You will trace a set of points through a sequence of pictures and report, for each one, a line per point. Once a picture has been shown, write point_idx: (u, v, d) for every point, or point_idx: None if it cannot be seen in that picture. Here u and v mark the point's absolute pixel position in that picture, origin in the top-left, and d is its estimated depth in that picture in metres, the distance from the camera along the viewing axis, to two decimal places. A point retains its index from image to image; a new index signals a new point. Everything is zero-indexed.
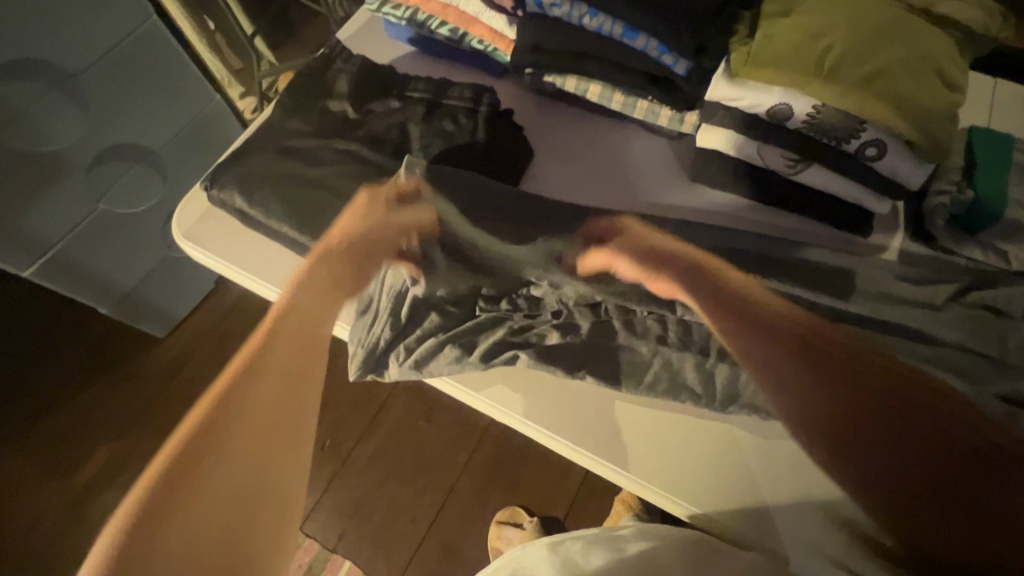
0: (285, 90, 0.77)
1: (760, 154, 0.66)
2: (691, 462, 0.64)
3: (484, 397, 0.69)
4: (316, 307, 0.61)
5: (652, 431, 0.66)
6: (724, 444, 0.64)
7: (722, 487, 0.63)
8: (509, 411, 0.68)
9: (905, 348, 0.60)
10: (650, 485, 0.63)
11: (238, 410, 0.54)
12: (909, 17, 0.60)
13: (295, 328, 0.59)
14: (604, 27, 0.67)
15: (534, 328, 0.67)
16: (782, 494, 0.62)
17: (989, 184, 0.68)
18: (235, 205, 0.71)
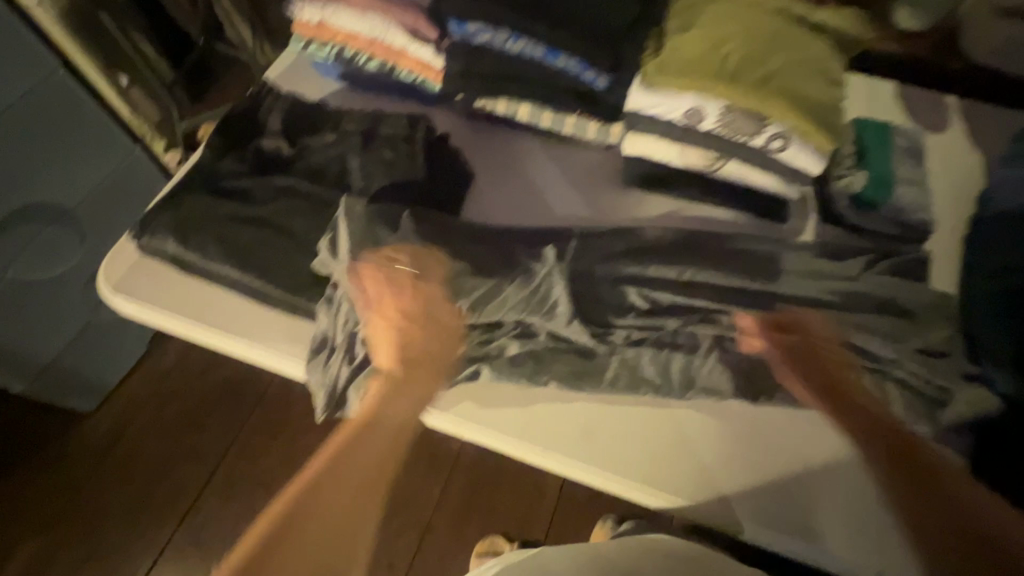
0: (214, 132, 0.77)
1: (683, 154, 0.71)
2: (654, 452, 0.66)
3: (451, 418, 0.67)
4: (405, 403, 0.65)
5: (618, 427, 0.67)
6: (681, 431, 0.67)
7: (687, 472, 0.65)
8: (479, 429, 0.66)
9: (837, 317, 0.69)
10: (621, 481, 0.64)
11: (329, 491, 0.62)
12: (789, 26, 0.67)
13: (399, 420, 0.65)
14: (526, 50, 0.69)
15: (494, 340, 0.68)
16: (743, 469, 0.65)
17: (878, 164, 0.77)
18: (169, 251, 0.69)
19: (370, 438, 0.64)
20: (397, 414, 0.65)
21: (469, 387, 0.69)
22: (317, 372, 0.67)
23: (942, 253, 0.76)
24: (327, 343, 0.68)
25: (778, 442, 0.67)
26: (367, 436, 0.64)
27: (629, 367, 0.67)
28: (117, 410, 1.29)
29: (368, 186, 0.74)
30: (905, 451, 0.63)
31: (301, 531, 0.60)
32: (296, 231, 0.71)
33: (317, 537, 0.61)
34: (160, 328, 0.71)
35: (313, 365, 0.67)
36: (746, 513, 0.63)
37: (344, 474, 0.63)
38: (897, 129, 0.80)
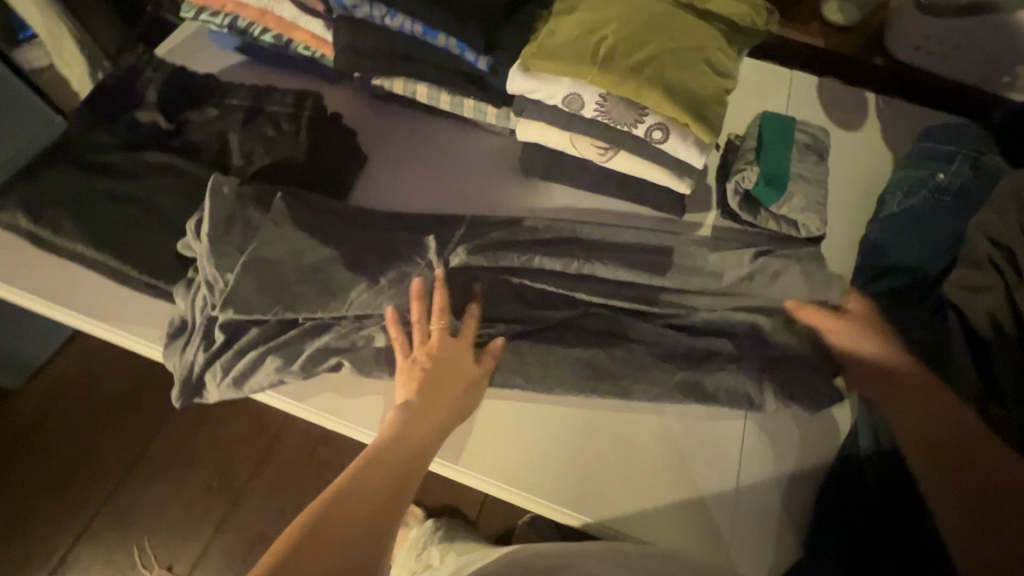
0: (87, 103, 0.73)
1: (572, 144, 0.69)
2: (524, 450, 0.64)
3: (315, 409, 0.65)
4: (428, 425, 0.56)
5: (507, 428, 0.65)
6: (554, 427, 0.65)
7: (554, 471, 0.63)
8: (343, 422, 0.64)
9: (718, 314, 0.66)
10: (498, 485, 0.62)
11: (352, 502, 0.47)
12: (674, 11, 0.64)
13: (416, 445, 0.54)
14: (405, 27, 0.66)
15: (362, 330, 0.63)
16: (621, 472, 0.63)
17: (775, 160, 0.73)
18: (24, 229, 0.66)
19: (393, 451, 0.53)
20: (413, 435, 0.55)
21: (337, 379, 0.66)
22: (173, 357, 0.64)
23: (835, 254, 0.76)
24: (186, 327, 0.65)
25: (665, 446, 0.65)
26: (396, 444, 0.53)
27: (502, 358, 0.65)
28: (42, 389, 1.30)
29: (248, 165, 0.72)
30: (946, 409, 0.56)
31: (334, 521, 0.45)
32: (165, 210, 0.68)
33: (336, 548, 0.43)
34: (18, 306, 0.69)
35: (171, 351, 0.64)
36: (624, 517, 0.61)
37: (355, 499, 0.47)
38: (803, 124, 0.78)
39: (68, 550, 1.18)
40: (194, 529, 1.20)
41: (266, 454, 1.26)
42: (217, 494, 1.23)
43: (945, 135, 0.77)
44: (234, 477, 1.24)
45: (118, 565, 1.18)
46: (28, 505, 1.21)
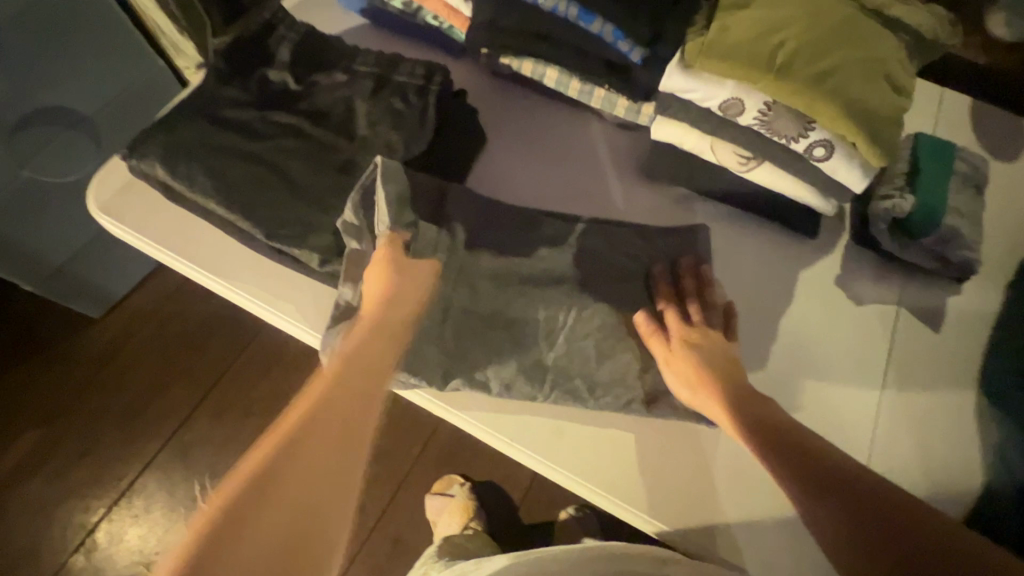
0: (219, 55, 0.72)
1: (713, 150, 0.64)
2: (644, 470, 0.63)
3: (472, 419, 0.65)
4: (382, 366, 0.56)
5: (666, 462, 0.64)
6: (670, 444, 0.64)
7: (674, 497, 0.62)
8: (498, 433, 0.64)
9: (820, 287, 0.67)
10: (648, 517, 0.61)
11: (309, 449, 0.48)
12: (859, 18, 0.58)
13: (374, 372, 0.55)
14: (559, 8, 0.62)
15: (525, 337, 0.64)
16: (767, 516, 0.61)
17: (932, 191, 0.67)
18: (157, 178, 0.68)
19: (355, 373, 0.54)
20: (361, 373, 0.55)
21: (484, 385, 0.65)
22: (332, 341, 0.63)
23: (976, 301, 0.70)
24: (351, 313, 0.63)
25: None
26: (351, 377, 0.54)
27: (616, 367, 0.63)
28: (120, 322, 1.35)
29: (372, 136, 0.70)
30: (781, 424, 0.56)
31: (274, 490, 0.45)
32: (292, 174, 0.67)
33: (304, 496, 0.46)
34: (143, 252, 0.70)
35: (332, 333, 0.62)
36: (768, 560, 0.60)
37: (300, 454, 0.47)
38: (963, 152, 0.71)
39: (135, 479, 1.25)
40: None
41: None
42: None
43: None
44: None
45: (180, 498, 1.24)
46: (103, 429, 1.28)
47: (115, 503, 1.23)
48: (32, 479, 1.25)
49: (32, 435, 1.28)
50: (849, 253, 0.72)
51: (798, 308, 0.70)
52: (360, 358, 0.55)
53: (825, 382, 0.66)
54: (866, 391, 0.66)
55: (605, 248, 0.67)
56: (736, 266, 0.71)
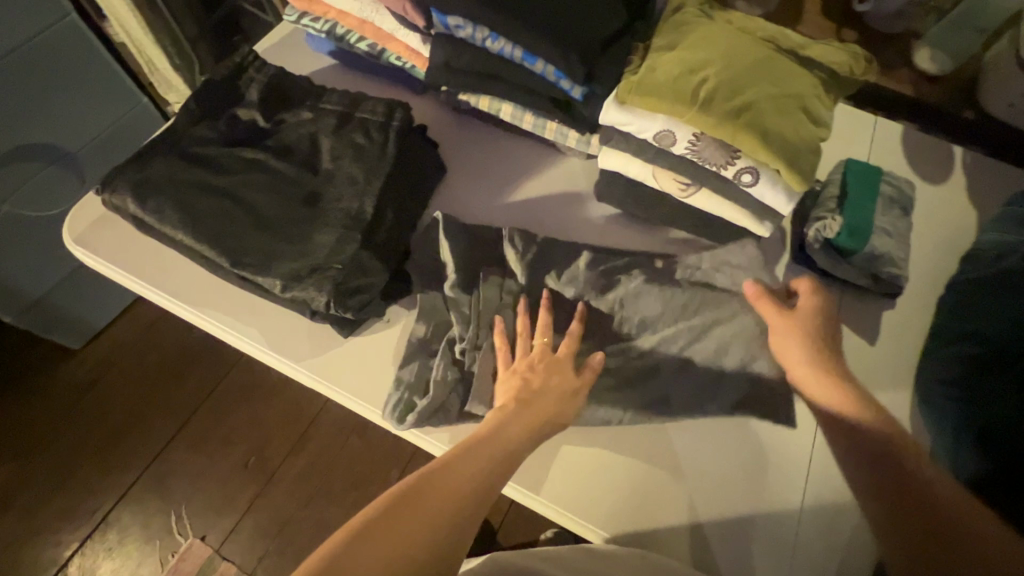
0: (192, 96, 0.77)
1: (655, 176, 0.69)
2: (597, 483, 0.65)
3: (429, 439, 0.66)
4: (516, 432, 0.57)
5: (618, 475, 0.66)
6: (623, 457, 0.67)
7: (627, 510, 0.64)
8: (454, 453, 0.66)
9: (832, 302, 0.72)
10: (600, 529, 0.63)
11: (444, 490, 0.50)
12: (775, 57, 0.64)
13: (510, 444, 0.56)
14: (505, 50, 0.68)
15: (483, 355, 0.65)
16: (716, 526, 0.63)
17: (859, 211, 0.72)
18: (128, 212, 0.71)
19: (495, 444, 0.55)
20: (509, 438, 0.56)
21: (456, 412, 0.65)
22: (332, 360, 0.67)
23: (908, 313, 0.74)
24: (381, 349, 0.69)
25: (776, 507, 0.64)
26: (494, 444, 0.55)
27: None
28: (100, 353, 1.37)
29: (336, 169, 0.74)
30: (909, 445, 0.55)
31: (411, 515, 0.47)
32: (257, 205, 0.71)
33: (424, 530, 0.47)
34: (116, 283, 0.73)
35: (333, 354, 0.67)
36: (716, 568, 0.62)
37: (438, 492, 0.49)
38: (889, 175, 0.77)
39: (109, 511, 1.24)
40: (230, 503, 1.25)
41: (302, 440, 1.29)
42: (253, 474, 1.27)
43: None
44: (269, 460, 1.28)
45: (155, 530, 1.23)
46: (76, 461, 1.27)
47: (88, 536, 1.22)
48: (3, 513, 1.24)
49: (5, 467, 1.27)
50: (788, 272, 0.77)
51: None
52: (502, 430, 0.56)
53: None
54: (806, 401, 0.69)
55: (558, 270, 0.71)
56: None
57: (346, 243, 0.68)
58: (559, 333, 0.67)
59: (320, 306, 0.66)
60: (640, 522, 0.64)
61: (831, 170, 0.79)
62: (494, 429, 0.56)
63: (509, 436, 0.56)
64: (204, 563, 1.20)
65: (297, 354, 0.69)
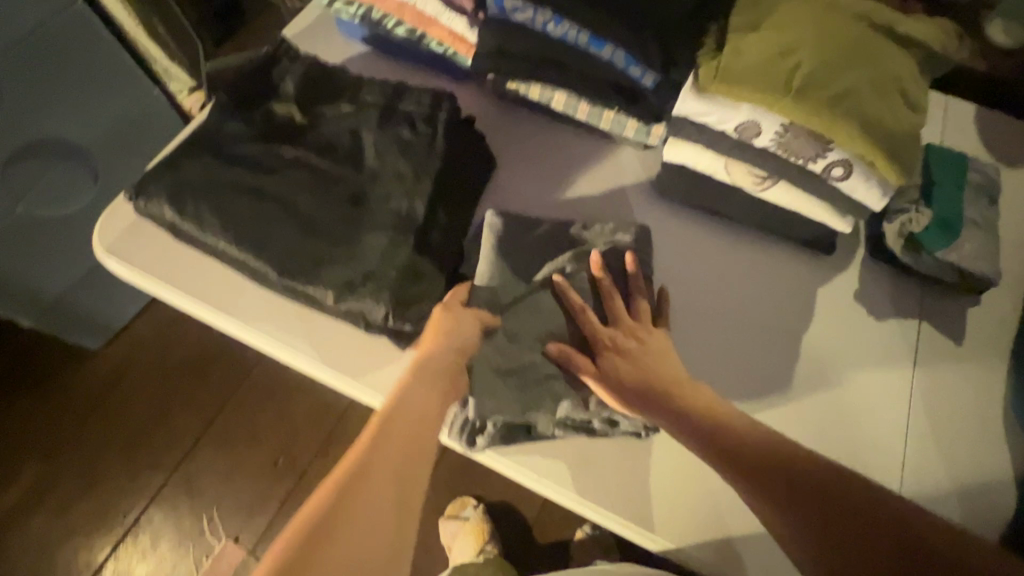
0: (223, 90, 0.72)
1: (727, 169, 0.64)
2: (671, 496, 0.62)
3: (499, 457, 0.63)
4: (424, 397, 0.54)
5: (692, 488, 0.62)
6: (700, 470, 0.63)
7: (703, 524, 0.61)
8: (523, 471, 0.63)
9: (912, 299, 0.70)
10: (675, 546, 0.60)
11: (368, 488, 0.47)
12: (870, 37, 0.58)
13: (420, 412, 0.53)
14: (569, 35, 0.62)
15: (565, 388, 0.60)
16: None
17: (946, 204, 0.67)
18: (165, 218, 0.66)
19: (405, 417, 0.52)
20: (417, 406, 0.53)
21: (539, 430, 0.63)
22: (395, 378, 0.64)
23: (994, 312, 0.70)
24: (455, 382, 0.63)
25: None
26: (403, 419, 0.52)
27: None
28: (120, 354, 1.33)
29: (380, 167, 0.69)
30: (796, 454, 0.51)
31: (334, 528, 0.45)
32: (300, 209, 0.66)
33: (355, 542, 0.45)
34: (153, 295, 0.69)
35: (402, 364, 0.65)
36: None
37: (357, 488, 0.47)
38: (973, 162, 0.72)
39: (140, 515, 1.22)
40: (261, 502, 1.23)
41: (330, 440, 1.26)
42: (282, 475, 1.24)
43: None
44: (299, 461, 1.25)
45: (186, 533, 1.21)
46: (104, 464, 1.25)
47: (121, 539, 1.20)
48: (34, 517, 1.22)
49: (31, 472, 1.25)
50: (866, 268, 0.72)
51: (817, 326, 0.69)
52: (408, 403, 0.53)
53: (851, 401, 0.65)
54: (893, 408, 0.65)
55: None
56: (757, 284, 0.70)
57: (398, 249, 0.64)
58: None
59: (377, 318, 0.62)
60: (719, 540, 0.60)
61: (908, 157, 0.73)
62: (397, 406, 0.53)
63: (416, 404, 0.54)
64: (237, 565, 1.19)
65: (353, 368, 0.65)
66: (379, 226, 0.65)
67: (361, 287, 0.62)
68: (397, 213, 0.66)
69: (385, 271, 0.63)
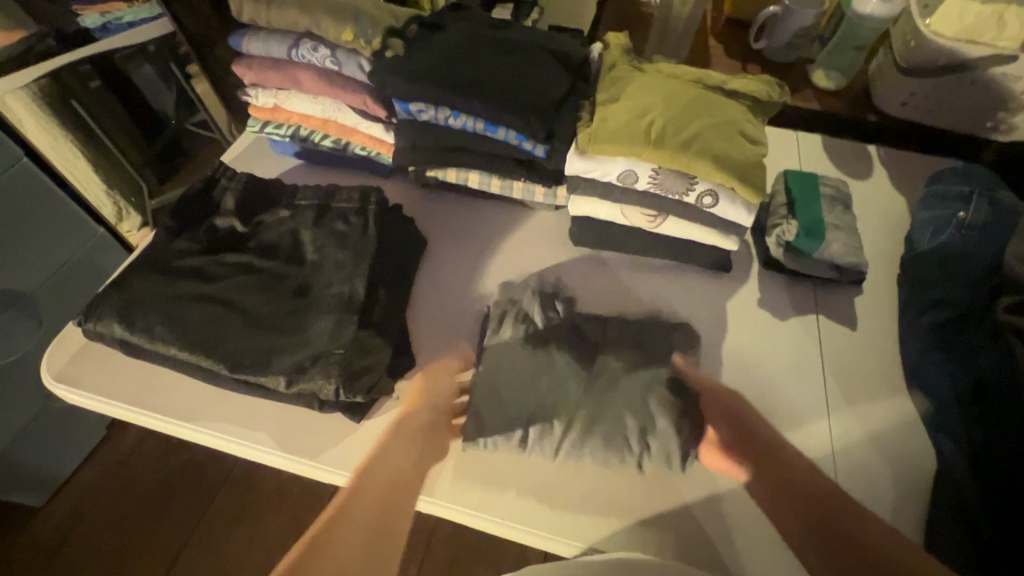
0: (167, 214, 0.78)
1: (622, 214, 0.76)
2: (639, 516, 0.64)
3: (462, 506, 0.64)
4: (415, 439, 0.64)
5: (657, 508, 0.65)
6: (658, 487, 0.66)
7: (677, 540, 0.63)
8: (488, 517, 0.63)
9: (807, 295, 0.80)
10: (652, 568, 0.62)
11: (362, 501, 0.57)
12: (705, 94, 0.73)
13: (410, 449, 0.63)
14: (467, 124, 0.74)
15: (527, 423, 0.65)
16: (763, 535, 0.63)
17: (810, 214, 0.79)
18: (116, 336, 0.69)
19: (393, 450, 0.62)
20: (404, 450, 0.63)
21: (499, 470, 0.66)
22: (354, 448, 0.67)
23: (875, 296, 0.80)
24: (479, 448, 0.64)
25: None
26: (394, 449, 0.63)
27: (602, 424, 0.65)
28: (69, 505, 1.25)
29: (321, 259, 0.75)
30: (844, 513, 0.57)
31: (335, 542, 0.53)
32: (248, 306, 0.71)
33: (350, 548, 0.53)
34: (105, 414, 0.70)
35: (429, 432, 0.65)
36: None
37: (356, 509, 0.56)
38: (824, 179, 0.86)
39: None
40: None
41: None
42: None
43: (960, 177, 0.83)
44: None
45: None
46: None
47: None
48: None
49: None
50: (764, 277, 0.82)
51: (732, 335, 0.77)
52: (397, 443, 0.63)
53: (776, 394, 0.72)
54: (814, 396, 0.72)
55: (555, 315, 0.74)
56: (674, 306, 0.79)
57: (344, 328, 0.68)
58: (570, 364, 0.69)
59: (329, 396, 0.65)
60: (689, 554, 0.62)
61: (774, 182, 0.87)
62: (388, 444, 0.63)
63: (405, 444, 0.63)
64: None
65: (312, 451, 0.66)
66: (326, 310, 0.70)
67: (314, 367, 0.66)
68: (343, 295, 0.72)
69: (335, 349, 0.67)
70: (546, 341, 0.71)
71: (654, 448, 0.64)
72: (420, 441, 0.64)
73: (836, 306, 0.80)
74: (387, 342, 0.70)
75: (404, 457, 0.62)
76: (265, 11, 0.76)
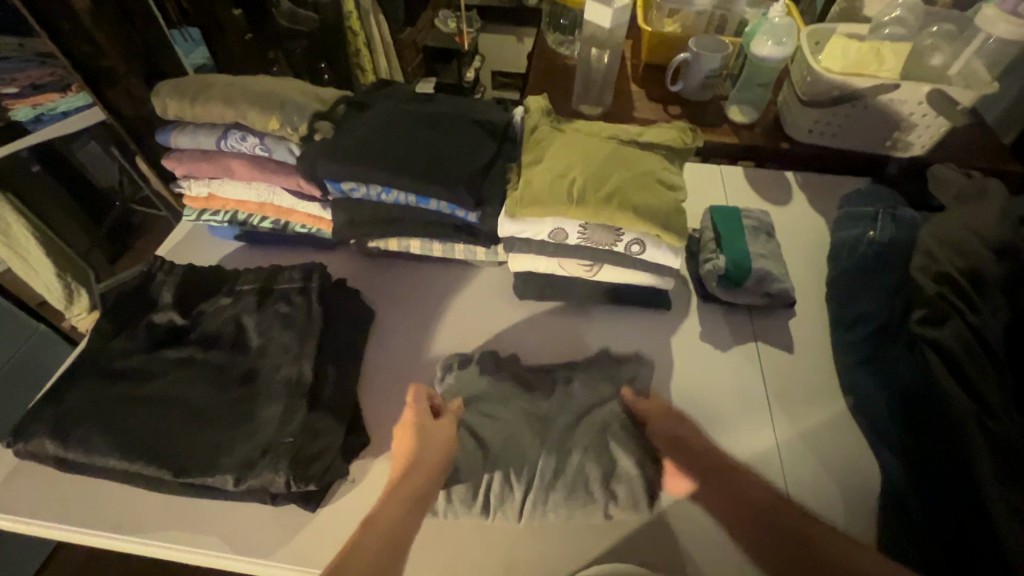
0: (102, 316, 0.76)
1: (561, 266, 0.79)
2: None
3: None
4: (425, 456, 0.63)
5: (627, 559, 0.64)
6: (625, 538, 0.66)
7: None
8: None
9: (745, 325, 0.84)
10: None
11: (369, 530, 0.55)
12: (622, 149, 0.78)
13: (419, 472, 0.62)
14: (399, 198, 0.77)
15: (488, 488, 0.64)
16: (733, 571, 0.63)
17: (735, 247, 0.84)
18: (49, 454, 0.65)
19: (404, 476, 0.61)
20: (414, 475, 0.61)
21: (465, 541, 0.65)
22: (311, 540, 0.65)
23: (807, 317, 0.84)
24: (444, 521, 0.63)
25: None
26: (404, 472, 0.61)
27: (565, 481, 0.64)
28: None
29: (266, 342, 0.75)
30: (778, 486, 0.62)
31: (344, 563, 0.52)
32: (192, 402, 0.69)
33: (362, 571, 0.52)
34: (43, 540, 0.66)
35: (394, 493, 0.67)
36: None
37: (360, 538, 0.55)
38: (747, 211, 0.91)
39: None
40: None
41: None
42: None
43: (864, 199, 0.90)
44: None
45: None
46: None
47: None
48: None
49: None
50: (704, 309, 0.86)
51: (679, 372, 0.79)
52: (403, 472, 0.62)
53: (728, 425, 0.74)
54: (763, 422, 0.74)
55: (507, 374, 0.75)
56: (622, 350, 0.81)
57: (293, 414, 0.67)
58: (525, 420, 0.69)
59: (280, 488, 0.63)
60: None
61: (702, 219, 0.92)
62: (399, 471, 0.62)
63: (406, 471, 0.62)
64: None
65: (269, 548, 0.64)
66: (273, 396, 0.69)
67: (263, 460, 0.64)
68: (289, 380, 0.71)
69: (284, 438, 0.65)
70: (500, 400, 0.71)
71: (615, 498, 0.64)
72: (428, 475, 0.61)
73: (774, 330, 0.83)
74: (340, 421, 0.69)
75: (413, 485, 0.60)
76: (188, 108, 0.77)
